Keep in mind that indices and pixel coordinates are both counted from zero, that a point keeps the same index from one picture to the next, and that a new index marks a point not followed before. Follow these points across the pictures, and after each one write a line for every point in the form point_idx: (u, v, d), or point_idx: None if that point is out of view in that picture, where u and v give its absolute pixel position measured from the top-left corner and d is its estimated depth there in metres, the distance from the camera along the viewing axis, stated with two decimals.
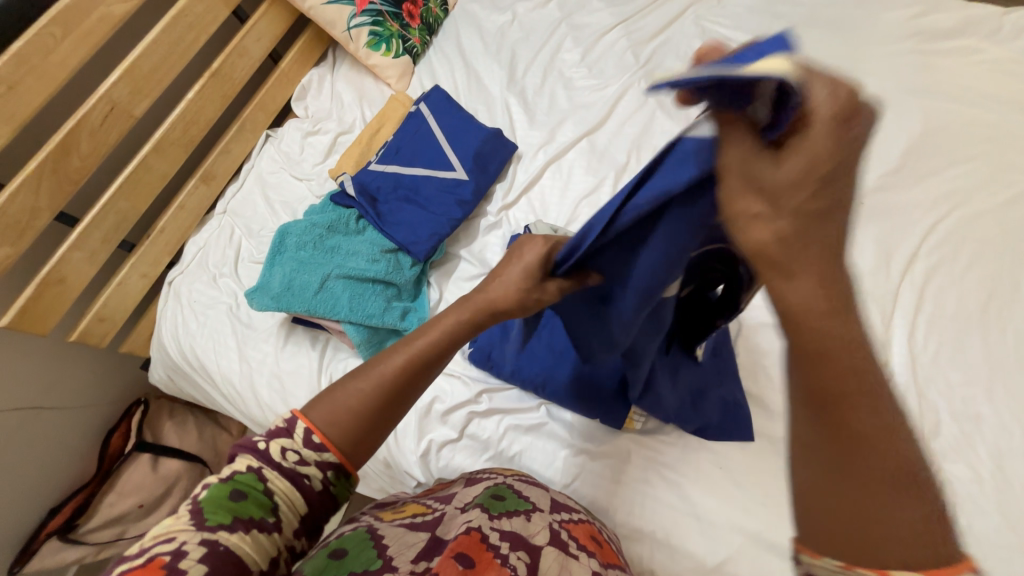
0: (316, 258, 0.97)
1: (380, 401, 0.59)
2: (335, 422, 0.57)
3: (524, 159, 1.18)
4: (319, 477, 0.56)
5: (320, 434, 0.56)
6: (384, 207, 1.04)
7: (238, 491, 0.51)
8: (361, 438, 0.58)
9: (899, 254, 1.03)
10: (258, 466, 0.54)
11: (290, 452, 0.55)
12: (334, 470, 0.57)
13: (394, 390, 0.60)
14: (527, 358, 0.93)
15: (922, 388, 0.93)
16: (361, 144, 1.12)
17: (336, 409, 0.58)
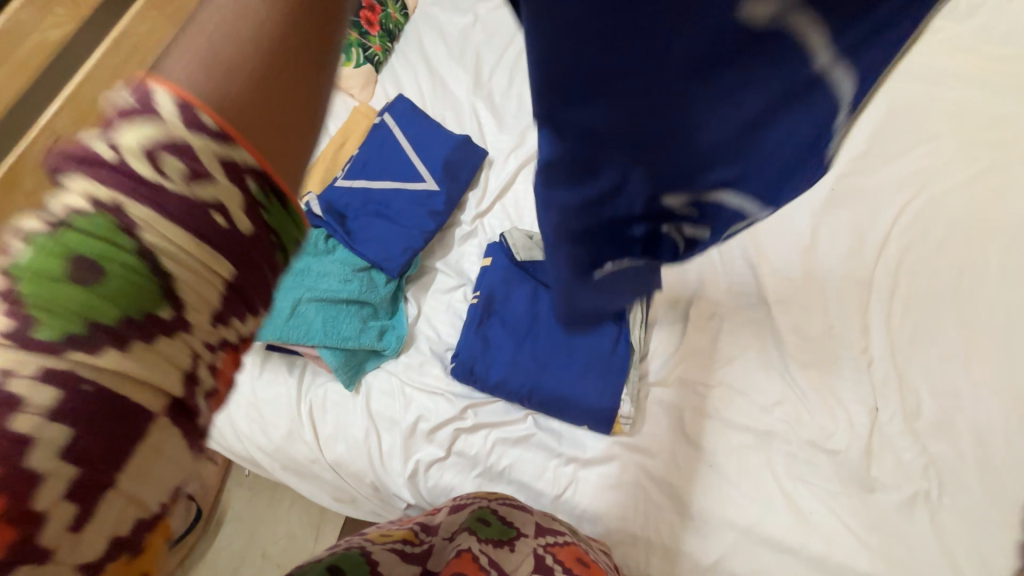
0: (287, 282, 0.94)
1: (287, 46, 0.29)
2: (197, 75, 0.27)
3: (495, 164, 1.16)
4: (248, 198, 0.28)
5: (207, 108, 0.27)
6: (353, 224, 1.01)
7: (77, 265, 0.24)
8: (259, 118, 0.29)
9: (872, 237, 1.04)
10: (110, 197, 0.25)
11: (164, 159, 0.26)
12: (264, 180, 0.29)
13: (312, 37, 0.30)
14: (510, 368, 0.92)
15: (902, 369, 0.94)
16: (325, 160, 1.09)
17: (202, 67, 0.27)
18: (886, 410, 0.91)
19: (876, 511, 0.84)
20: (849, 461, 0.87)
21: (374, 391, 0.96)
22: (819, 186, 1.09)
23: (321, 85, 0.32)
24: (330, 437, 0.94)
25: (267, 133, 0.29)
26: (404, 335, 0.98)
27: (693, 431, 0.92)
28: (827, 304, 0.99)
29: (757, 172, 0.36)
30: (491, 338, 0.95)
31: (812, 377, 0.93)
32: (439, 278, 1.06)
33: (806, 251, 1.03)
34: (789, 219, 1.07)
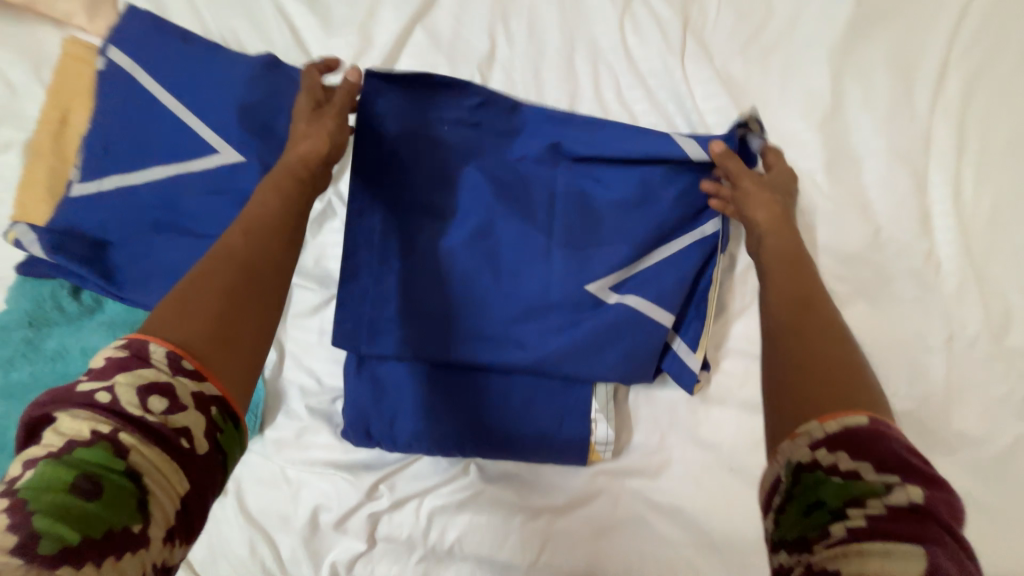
0: (36, 379, 0.58)
1: (256, 261, 0.45)
2: (205, 304, 0.40)
3: (333, 92, 0.73)
4: (210, 412, 0.37)
5: (190, 354, 0.38)
6: (119, 255, 0.62)
7: (88, 481, 0.32)
8: (226, 343, 0.40)
9: (925, 68, 0.67)
10: (111, 429, 0.34)
11: (156, 396, 0.35)
12: (219, 404, 0.38)
13: (269, 239, 0.47)
14: (444, 263, 0.62)
15: (984, 267, 0.63)
16: (44, 158, 0.64)
17: (190, 321, 0.39)
18: (964, 334, 0.62)
19: (962, 480, 0.60)
20: (920, 422, 0.61)
21: (247, 485, 0.66)
22: (834, 6, 0.68)
23: (273, 244, 0.47)
24: (204, 563, 0.66)
25: (231, 352, 0.40)
26: (261, 402, 0.66)
27: (703, 430, 0.64)
28: (867, 196, 0.65)
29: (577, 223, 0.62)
30: (424, 296, 0.61)
31: (859, 312, 0.63)
32: (297, 295, 0.70)
33: (826, 118, 0.66)
34: (796, 71, 0.68)
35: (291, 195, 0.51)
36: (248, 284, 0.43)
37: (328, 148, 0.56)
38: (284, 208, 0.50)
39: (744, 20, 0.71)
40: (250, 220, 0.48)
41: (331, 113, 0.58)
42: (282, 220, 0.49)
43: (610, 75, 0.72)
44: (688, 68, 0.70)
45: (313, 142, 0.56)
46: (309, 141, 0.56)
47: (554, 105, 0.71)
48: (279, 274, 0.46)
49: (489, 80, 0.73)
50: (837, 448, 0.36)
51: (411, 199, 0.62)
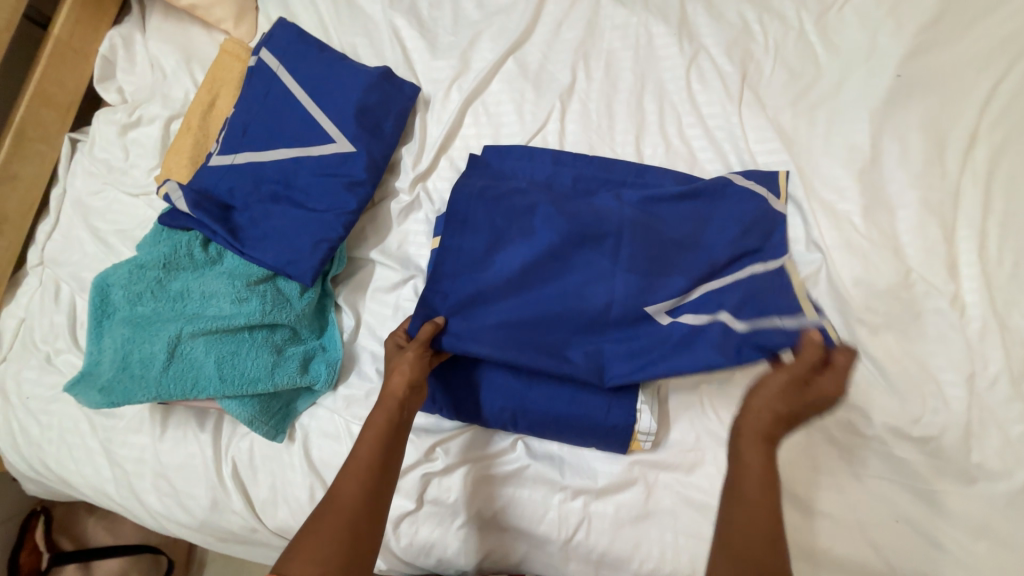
0: (160, 313, 0.67)
1: (365, 498, 0.56)
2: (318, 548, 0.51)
3: (432, 106, 0.85)
4: None
5: None
6: (242, 218, 0.72)
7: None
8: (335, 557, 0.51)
9: (956, 135, 0.75)
10: None
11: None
12: None
13: (371, 479, 0.58)
14: (518, 279, 0.71)
15: (1004, 315, 0.69)
16: (192, 131, 0.77)
17: (304, 552, 0.51)
18: (984, 374, 0.67)
19: (978, 510, 0.64)
20: (943, 450, 0.65)
21: (313, 436, 0.73)
22: (877, 75, 0.78)
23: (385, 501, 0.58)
24: (266, 503, 0.72)
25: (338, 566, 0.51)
26: (338, 360, 0.73)
27: None
28: (897, 241, 0.72)
29: (638, 250, 0.70)
30: (496, 297, 0.70)
31: (887, 343, 0.69)
32: (379, 272, 0.79)
33: (865, 170, 0.75)
34: (839, 128, 0.78)
35: (389, 431, 0.62)
36: (359, 515, 0.55)
37: (414, 363, 0.65)
38: (384, 445, 0.61)
39: (795, 80, 0.81)
40: (363, 457, 0.59)
41: (421, 355, 0.66)
42: (384, 458, 0.60)
43: (674, 115, 0.82)
44: (744, 115, 0.80)
45: (402, 374, 0.64)
46: (395, 374, 0.64)
47: (623, 135, 0.82)
48: (375, 499, 0.57)
49: (568, 108, 0.84)
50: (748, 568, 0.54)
51: (490, 222, 0.73)
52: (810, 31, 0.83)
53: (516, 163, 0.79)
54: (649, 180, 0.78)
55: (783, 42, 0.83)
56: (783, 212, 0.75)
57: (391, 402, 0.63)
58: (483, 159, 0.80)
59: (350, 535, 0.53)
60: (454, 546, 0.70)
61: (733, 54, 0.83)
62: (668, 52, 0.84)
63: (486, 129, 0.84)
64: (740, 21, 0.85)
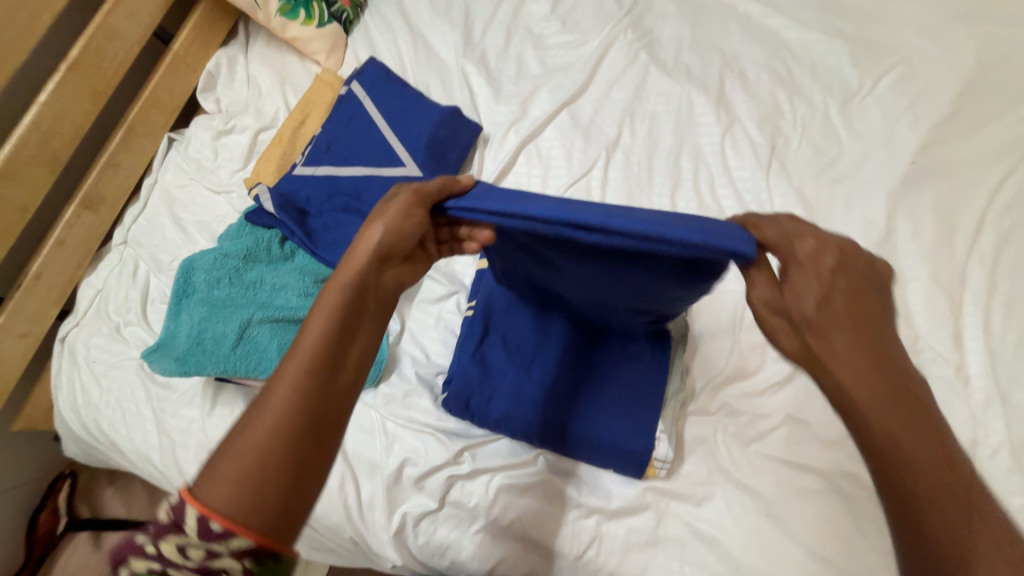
0: (235, 298, 0.75)
1: (300, 411, 0.42)
2: (236, 470, 0.40)
3: (491, 143, 0.96)
4: (244, 561, 0.40)
5: (219, 517, 0.38)
6: (316, 222, 0.81)
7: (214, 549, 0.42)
8: (269, 476, 0.39)
9: (965, 221, 0.82)
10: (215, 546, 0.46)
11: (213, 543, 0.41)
12: (253, 556, 0.40)
13: (313, 389, 0.43)
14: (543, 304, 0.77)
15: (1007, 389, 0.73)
16: (282, 144, 0.87)
17: (226, 471, 0.40)
18: (986, 443, 0.71)
19: None
20: None
21: (349, 428, 0.78)
22: (894, 160, 0.87)
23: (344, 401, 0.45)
24: None
25: (266, 491, 0.39)
26: (383, 360, 0.79)
27: (745, 474, 0.74)
28: (908, 309, 0.78)
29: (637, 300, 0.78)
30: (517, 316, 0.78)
31: None
32: (426, 285, 0.87)
33: (880, 242, 0.82)
34: (858, 202, 0.86)
35: (352, 307, 0.48)
36: (290, 438, 0.41)
37: (400, 220, 0.50)
38: (343, 326, 0.47)
39: (818, 156, 0.90)
40: (301, 354, 0.45)
41: (410, 201, 0.51)
42: (340, 346, 0.46)
43: (707, 174, 0.92)
44: (770, 181, 0.89)
45: (380, 225, 0.51)
46: (376, 220, 0.51)
47: (660, 187, 0.91)
48: (317, 406, 0.43)
49: (612, 158, 0.94)
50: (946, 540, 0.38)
51: None
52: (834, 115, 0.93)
53: None
54: None
55: (810, 122, 0.93)
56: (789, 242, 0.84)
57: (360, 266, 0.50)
58: None
59: (274, 453, 0.40)
60: (469, 550, 0.73)
61: (764, 127, 0.93)
62: (706, 119, 0.94)
63: (537, 169, 0.94)
64: (771, 99, 0.95)
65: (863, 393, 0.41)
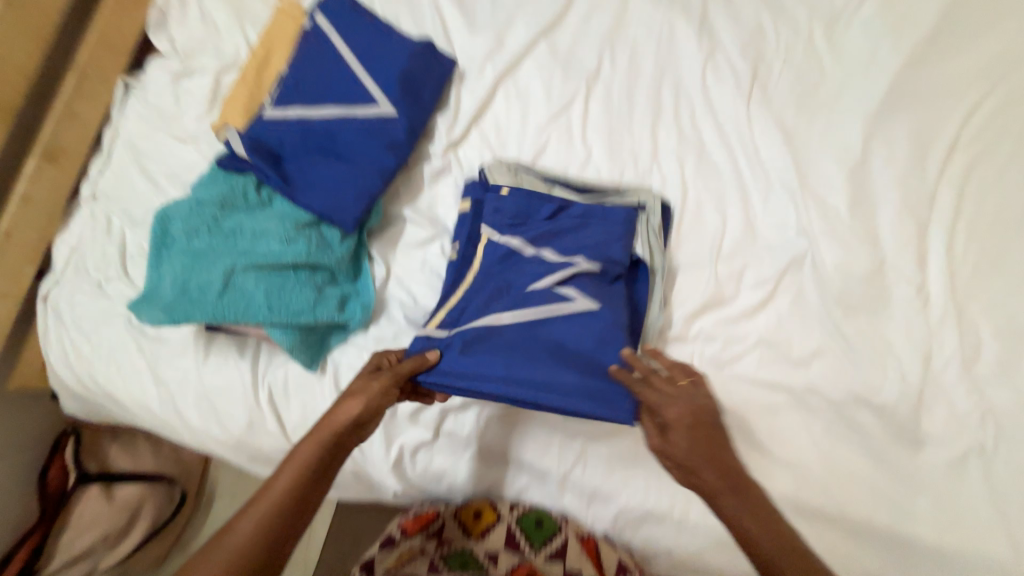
0: (216, 247, 0.74)
1: (265, 529, 0.55)
2: (250, 525, 0.55)
3: (467, 79, 0.92)
4: None
5: None
6: (292, 167, 0.79)
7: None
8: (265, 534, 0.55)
9: (938, 146, 0.83)
10: None
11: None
12: None
13: (279, 516, 0.56)
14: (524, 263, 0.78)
15: (961, 307, 0.78)
16: (247, 84, 0.83)
17: (225, 552, 0.53)
18: (940, 355, 0.77)
19: (923, 469, 0.74)
20: (897, 417, 0.75)
21: (343, 369, 0.81)
22: (874, 84, 0.86)
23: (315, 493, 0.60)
24: (296, 427, 0.80)
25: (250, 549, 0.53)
26: (372, 303, 0.80)
27: (719, 394, 0.79)
28: (879, 234, 0.81)
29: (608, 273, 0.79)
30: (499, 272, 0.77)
31: (858, 323, 0.78)
32: (410, 228, 0.86)
33: (855, 169, 0.84)
34: (836, 129, 0.86)
35: (318, 467, 0.61)
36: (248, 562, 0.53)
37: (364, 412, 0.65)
38: (313, 482, 0.60)
39: (800, 83, 0.89)
40: (279, 493, 0.58)
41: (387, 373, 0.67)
42: (310, 493, 0.60)
43: (688, 106, 0.90)
44: (752, 111, 0.88)
45: (355, 400, 0.65)
46: (351, 398, 0.65)
47: (641, 122, 0.90)
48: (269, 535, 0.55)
49: (592, 92, 0.91)
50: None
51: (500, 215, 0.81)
52: (818, 38, 0.91)
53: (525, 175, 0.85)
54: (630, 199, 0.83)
55: (793, 47, 0.91)
56: (768, 176, 0.86)
57: (328, 434, 0.63)
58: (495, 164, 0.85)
59: (271, 553, 0.55)
60: (464, 472, 0.79)
61: (747, 53, 0.90)
62: (689, 47, 0.91)
63: (515, 105, 0.92)
64: (755, 23, 0.92)
65: (736, 511, 0.60)
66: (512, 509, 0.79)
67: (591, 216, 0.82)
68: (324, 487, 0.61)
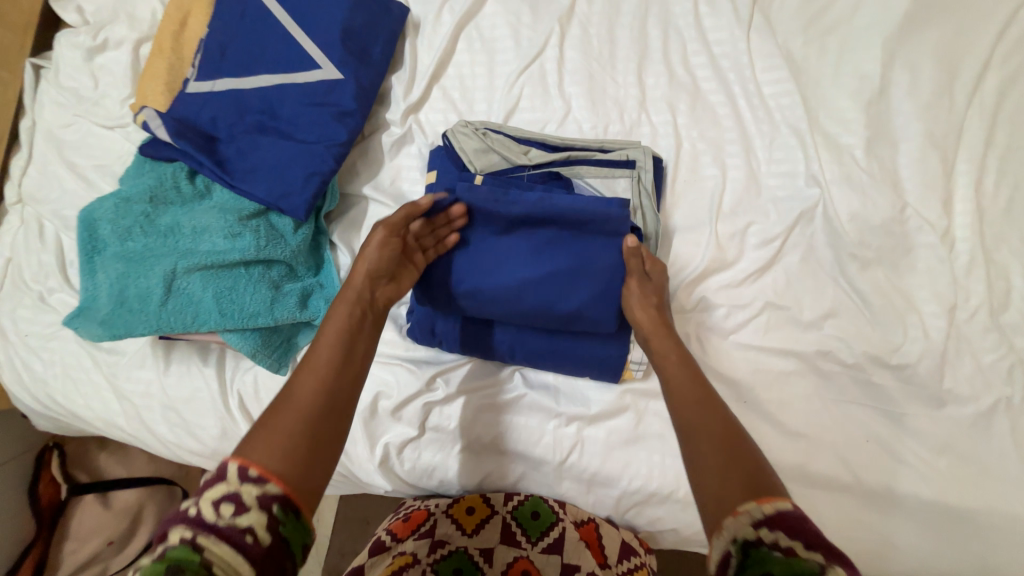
0: (153, 249, 0.66)
1: (330, 383, 0.53)
2: (306, 387, 0.52)
3: (422, 30, 0.80)
4: (270, 509, 0.43)
5: (257, 464, 0.44)
6: (227, 149, 0.69)
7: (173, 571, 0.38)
8: (313, 394, 0.51)
9: (968, 66, 0.72)
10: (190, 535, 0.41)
11: (227, 502, 0.42)
12: (280, 500, 0.43)
13: (332, 366, 0.54)
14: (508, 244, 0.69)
15: (990, 250, 0.70)
16: (165, 55, 0.71)
17: (280, 418, 0.49)
18: (965, 306, 0.69)
19: (945, 429, 0.68)
20: (918, 376, 0.69)
21: None
22: None
23: (359, 360, 0.57)
24: None
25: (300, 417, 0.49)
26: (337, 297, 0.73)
27: (723, 365, 0.73)
28: (898, 175, 0.72)
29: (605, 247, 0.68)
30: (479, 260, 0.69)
31: (875, 277, 0.71)
32: (373, 209, 0.77)
33: (872, 101, 0.73)
34: (849, 56, 0.75)
35: (350, 328, 0.58)
36: (320, 411, 0.51)
37: (378, 251, 0.63)
38: (351, 336, 0.57)
39: (808, 4, 0.77)
40: (315, 363, 0.54)
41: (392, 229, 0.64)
42: (350, 343, 0.57)
43: (678, 41, 0.78)
44: (752, 40, 0.77)
45: (367, 258, 0.63)
46: (363, 258, 0.63)
47: (625, 65, 0.78)
48: (337, 392, 0.53)
49: (567, 33, 0.79)
50: (775, 527, 0.40)
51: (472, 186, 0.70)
52: None
53: (499, 137, 0.74)
54: (618, 156, 0.72)
55: None
56: (772, 117, 0.75)
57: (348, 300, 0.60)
58: (466, 125, 0.74)
59: (323, 416, 0.50)
60: (455, 468, 0.74)
61: None
62: None
63: (480, 56, 0.80)
64: None
65: (675, 372, 0.59)
66: (507, 502, 0.74)
67: (578, 212, 0.69)
68: (365, 351, 0.58)
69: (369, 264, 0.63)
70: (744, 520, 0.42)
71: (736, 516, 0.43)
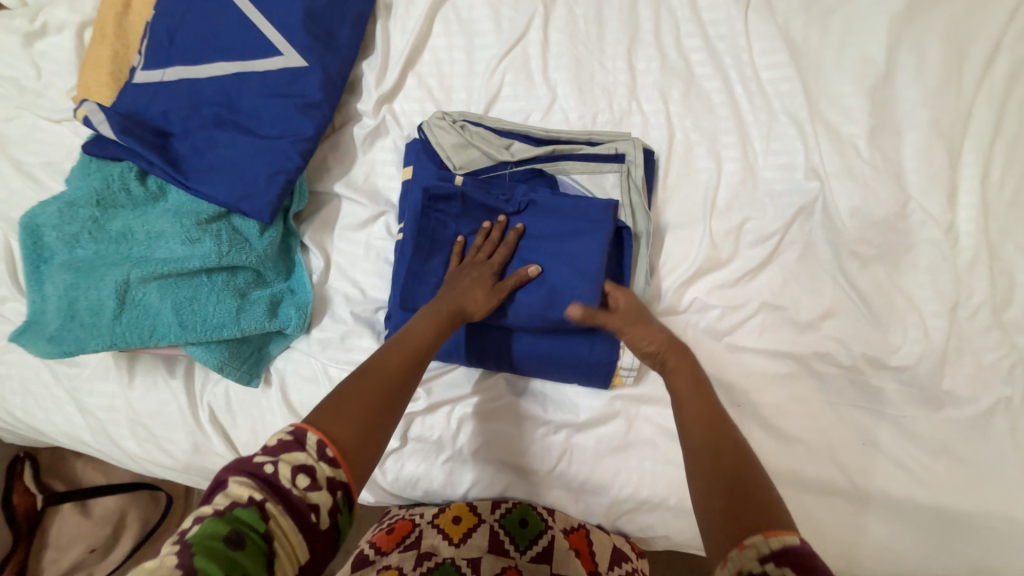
0: (105, 257, 0.61)
1: (404, 377, 0.54)
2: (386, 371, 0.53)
3: (394, 11, 0.74)
4: (334, 495, 0.43)
5: (334, 445, 0.45)
6: (182, 146, 0.64)
7: (236, 535, 0.38)
8: (390, 383, 0.52)
9: (978, 48, 0.67)
10: (257, 501, 0.41)
11: (303, 473, 0.42)
12: (343, 488, 0.44)
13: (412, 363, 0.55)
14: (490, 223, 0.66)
15: (996, 245, 0.67)
16: (109, 42, 0.65)
17: (359, 399, 0.49)
18: (967, 304, 0.66)
19: (943, 432, 0.66)
20: (918, 378, 0.66)
21: (290, 380, 0.70)
22: None
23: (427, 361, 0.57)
24: (248, 446, 0.70)
25: (373, 402, 0.50)
26: (309, 304, 0.69)
27: (716, 369, 0.70)
28: (901, 166, 0.68)
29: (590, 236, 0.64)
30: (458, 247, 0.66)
31: (875, 275, 0.67)
32: (346, 208, 0.72)
33: (875, 87, 0.69)
34: (853, 37, 0.70)
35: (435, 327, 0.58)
36: (390, 401, 0.51)
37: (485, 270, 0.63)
38: (433, 336, 0.58)
39: None
40: (399, 355, 0.55)
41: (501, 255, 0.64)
42: (430, 343, 0.58)
43: (671, 21, 0.73)
44: (750, 21, 0.71)
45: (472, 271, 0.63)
46: (472, 272, 0.63)
47: (614, 49, 0.73)
48: (403, 390, 0.53)
49: (552, 14, 0.74)
50: (781, 563, 0.36)
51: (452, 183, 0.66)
52: None
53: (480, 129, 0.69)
54: (607, 149, 0.67)
55: None
56: (770, 105, 0.70)
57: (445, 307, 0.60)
58: (443, 117, 0.69)
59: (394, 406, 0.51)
60: (440, 479, 0.72)
61: None
62: None
63: (458, 40, 0.74)
64: None
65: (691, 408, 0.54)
66: (494, 510, 0.71)
67: (563, 209, 0.65)
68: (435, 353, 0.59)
69: (475, 277, 0.62)
70: (751, 554, 0.38)
71: (742, 550, 0.39)
